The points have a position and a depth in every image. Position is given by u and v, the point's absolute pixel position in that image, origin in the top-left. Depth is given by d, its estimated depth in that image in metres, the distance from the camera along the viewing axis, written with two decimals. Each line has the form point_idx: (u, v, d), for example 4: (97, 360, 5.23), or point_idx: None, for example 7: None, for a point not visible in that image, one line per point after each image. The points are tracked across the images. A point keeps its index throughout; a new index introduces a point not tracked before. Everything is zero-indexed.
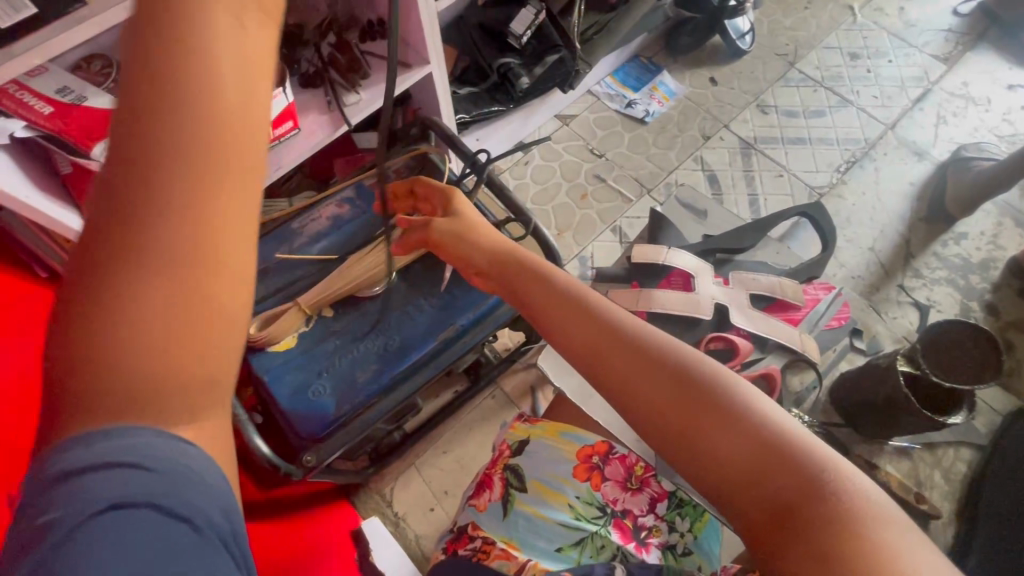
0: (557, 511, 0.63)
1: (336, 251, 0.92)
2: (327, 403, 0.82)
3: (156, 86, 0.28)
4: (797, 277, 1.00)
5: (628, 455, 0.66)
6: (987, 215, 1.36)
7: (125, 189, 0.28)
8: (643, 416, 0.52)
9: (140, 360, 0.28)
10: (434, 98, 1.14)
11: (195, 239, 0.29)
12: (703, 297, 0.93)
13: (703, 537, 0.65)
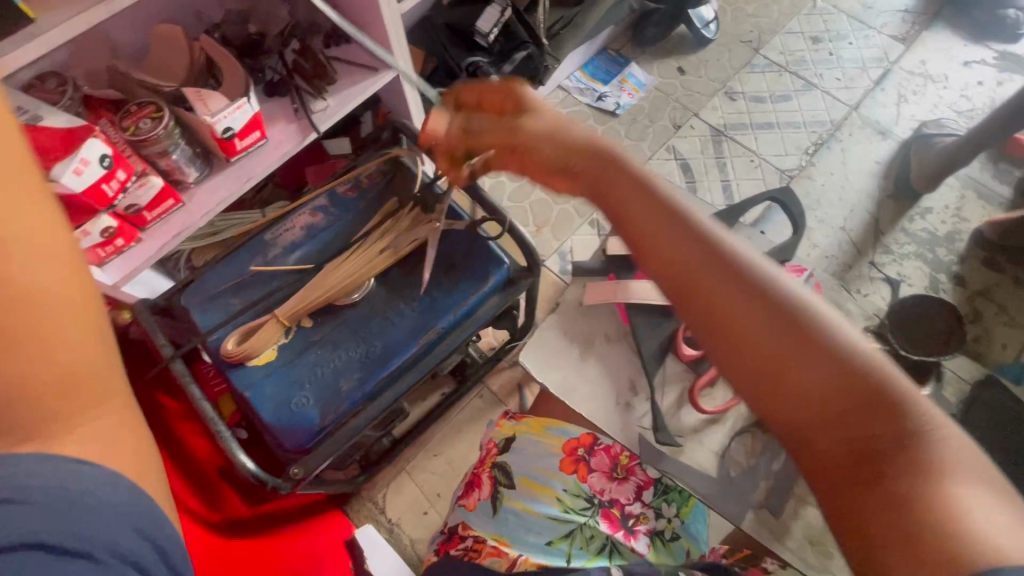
0: (546, 505, 0.63)
1: (312, 261, 0.92)
2: (311, 415, 0.81)
3: None
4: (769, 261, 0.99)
5: (612, 445, 0.68)
6: (952, 189, 1.40)
7: None
8: (730, 337, 0.46)
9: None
10: (403, 100, 1.13)
11: (27, 267, 0.33)
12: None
13: (690, 520, 0.66)
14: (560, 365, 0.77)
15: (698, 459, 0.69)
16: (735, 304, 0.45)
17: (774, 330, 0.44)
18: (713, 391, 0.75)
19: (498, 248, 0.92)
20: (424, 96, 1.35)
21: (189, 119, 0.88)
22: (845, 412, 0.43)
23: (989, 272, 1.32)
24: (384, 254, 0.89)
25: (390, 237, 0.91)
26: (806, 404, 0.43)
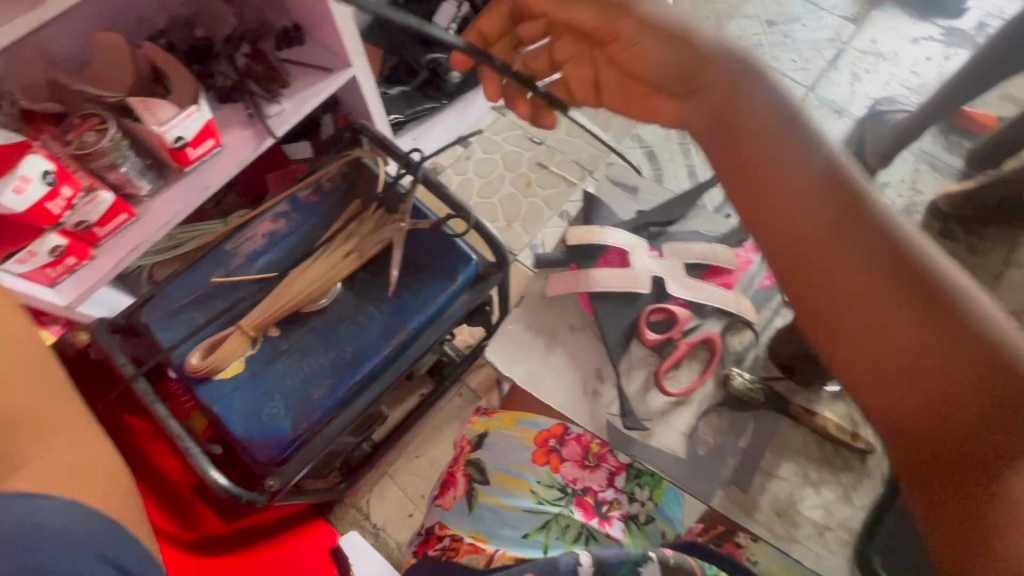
0: (521, 499, 0.64)
1: (276, 268, 0.90)
2: (283, 425, 0.80)
3: None
4: (728, 243, 0.88)
5: (582, 435, 0.70)
6: (907, 162, 1.45)
7: None
8: (805, 254, 0.46)
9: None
10: (362, 101, 1.11)
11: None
12: (641, 272, 0.84)
13: (663, 503, 0.68)
14: (522, 360, 0.80)
15: (667, 441, 0.75)
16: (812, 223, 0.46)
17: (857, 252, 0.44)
18: (678, 373, 0.80)
19: (465, 245, 0.91)
20: (385, 95, 1.35)
21: (138, 129, 0.85)
22: (919, 351, 0.41)
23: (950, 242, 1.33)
24: (350, 256, 0.89)
25: (355, 240, 0.90)
26: (875, 332, 0.42)
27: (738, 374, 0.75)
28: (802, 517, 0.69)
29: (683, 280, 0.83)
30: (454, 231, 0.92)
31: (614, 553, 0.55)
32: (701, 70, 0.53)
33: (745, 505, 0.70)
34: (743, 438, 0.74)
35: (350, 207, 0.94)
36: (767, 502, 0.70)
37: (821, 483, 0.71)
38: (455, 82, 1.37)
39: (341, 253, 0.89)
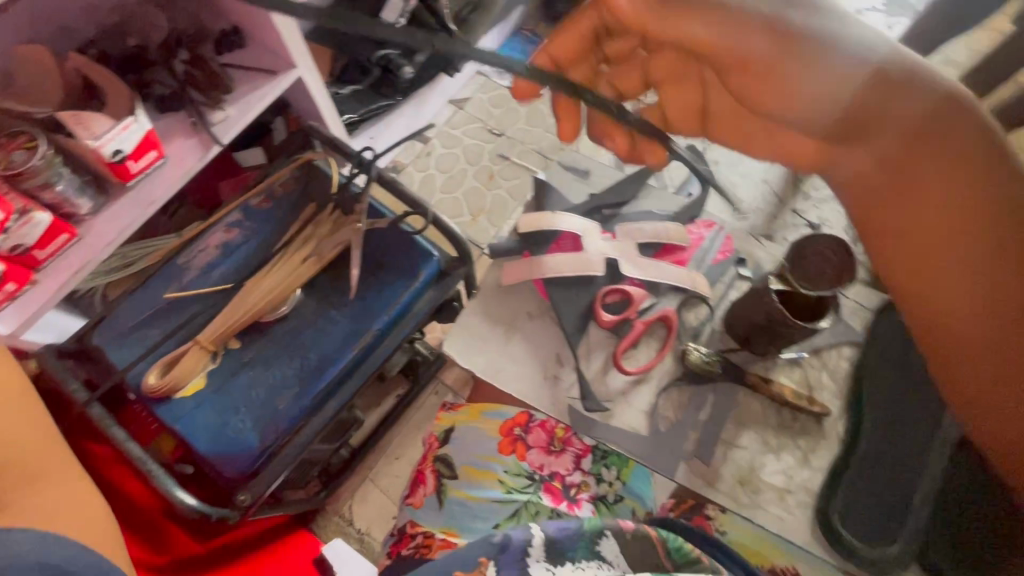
0: (489, 489, 0.66)
1: (231, 279, 0.88)
2: (250, 438, 0.78)
3: None
4: (679, 221, 0.79)
5: (546, 420, 0.71)
6: None
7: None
8: (918, 246, 0.48)
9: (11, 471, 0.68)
10: (311, 101, 1.08)
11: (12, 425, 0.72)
12: (593, 255, 0.73)
13: (631, 481, 0.70)
14: (483, 348, 0.71)
15: (629, 421, 0.67)
16: (922, 180, 0.48)
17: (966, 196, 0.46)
18: (635, 352, 0.71)
19: (426, 241, 0.91)
20: (336, 95, 1.32)
21: (72, 145, 0.82)
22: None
23: None
24: (309, 260, 0.87)
25: (312, 244, 0.89)
26: (993, 271, 0.44)
27: (695, 349, 0.68)
28: (764, 483, 0.63)
29: (636, 258, 0.74)
30: (412, 228, 0.91)
31: (572, 524, 0.59)
32: (795, 58, 0.50)
33: (708, 479, 0.64)
34: (704, 411, 0.67)
35: (305, 211, 0.92)
36: (728, 472, 0.64)
37: (782, 448, 0.65)
38: (408, 77, 1.33)
39: (300, 258, 0.87)
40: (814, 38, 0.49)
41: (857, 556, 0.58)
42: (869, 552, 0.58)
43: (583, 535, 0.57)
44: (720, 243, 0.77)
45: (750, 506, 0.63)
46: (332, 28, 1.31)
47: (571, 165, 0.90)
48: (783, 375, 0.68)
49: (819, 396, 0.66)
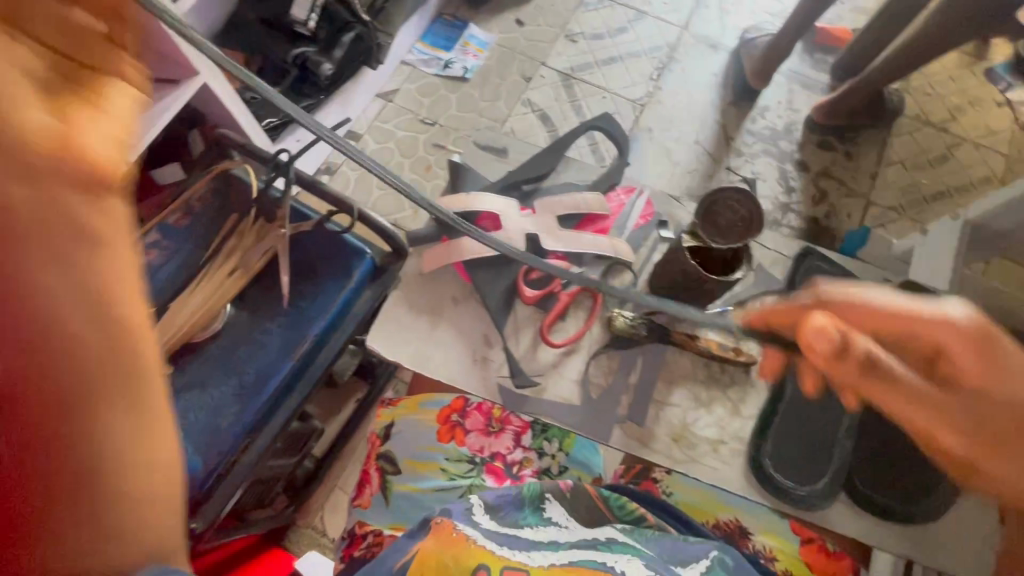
0: (432, 479, 0.69)
1: (155, 302, 0.83)
2: (194, 464, 0.75)
3: (93, 298, 0.35)
4: (599, 190, 0.85)
5: (482, 403, 0.75)
6: (781, 85, 1.50)
7: (86, 386, 0.35)
8: None
9: (105, 502, 0.34)
10: (222, 108, 1.03)
11: (114, 394, 0.36)
12: (514, 233, 0.77)
13: (573, 451, 0.75)
14: (407, 338, 0.77)
15: (563, 392, 0.76)
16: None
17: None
18: (564, 324, 0.79)
19: (356, 239, 0.88)
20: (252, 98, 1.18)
21: None
22: None
23: (826, 152, 1.44)
24: (236, 274, 0.84)
25: (237, 257, 0.85)
26: None
27: (619, 315, 0.76)
28: (697, 437, 0.75)
29: (557, 232, 0.78)
30: (340, 227, 0.88)
31: (511, 491, 0.66)
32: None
33: (644, 439, 0.75)
34: (633, 373, 0.77)
35: (227, 223, 0.88)
36: (662, 430, 0.75)
37: (711, 402, 0.77)
38: (329, 74, 1.27)
39: (224, 273, 0.84)
40: None
41: (786, 494, 0.72)
42: (798, 492, 0.72)
43: (526, 498, 0.65)
44: (639, 209, 0.84)
45: (686, 460, 0.74)
46: (239, 28, 1.23)
47: (488, 142, 0.91)
48: (707, 329, 0.78)
49: (744, 346, 0.79)
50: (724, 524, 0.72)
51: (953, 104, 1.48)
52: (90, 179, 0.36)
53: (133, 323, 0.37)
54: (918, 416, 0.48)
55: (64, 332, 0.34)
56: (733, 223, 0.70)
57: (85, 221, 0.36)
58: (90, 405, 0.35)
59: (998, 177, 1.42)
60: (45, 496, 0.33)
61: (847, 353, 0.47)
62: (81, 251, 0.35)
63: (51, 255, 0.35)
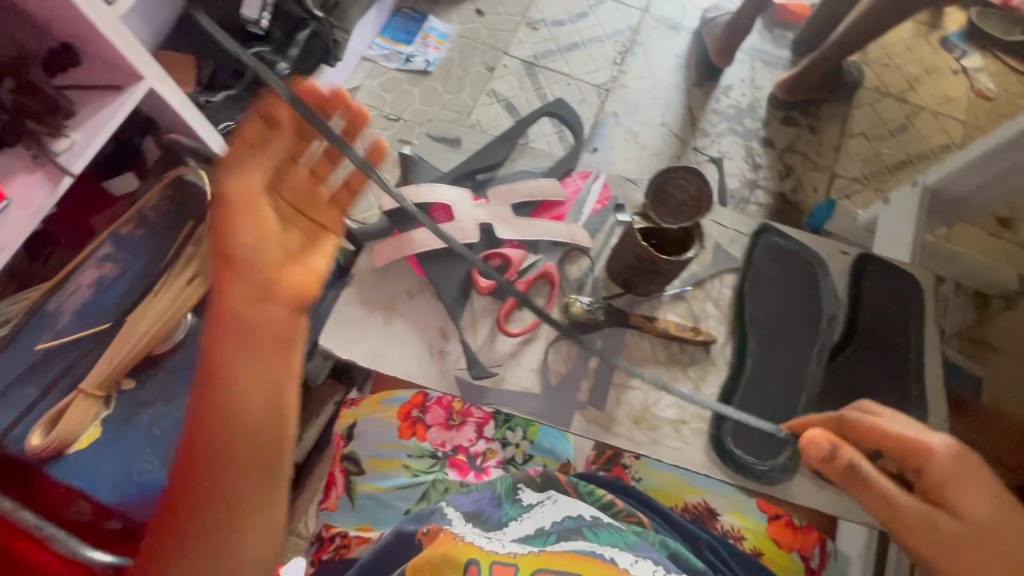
0: (394, 477, 0.76)
1: (111, 316, 0.81)
2: (159, 476, 0.76)
3: (258, 389, 0.51)
4: (554, 176, 0.86)
5: (441, 399, 0.81)
6: (743, 63, 1.51)
7: (247, 444, 0.49)
8: None
9: (223, 527, 0.48)
10: (173, 115, 0.99)
11: (259, 454, 0.50)
12: (466, 223, 0.76)
13: (536, 440, 0.82)
14: (360, 336, 0.73)
15: (522, 381, 0.73)
16: None
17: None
18: (521, 313, 0.76)
19: None
20: (207, 102, 1.16)
21: None
22: None
23: (789, 128, 1.45)
24: (196, 282, 0.81)
25: (198, 263, 0.82)
26: None
27: (573, 300, 0.75)
28: (660, 419, 0.73)
29: (510, 219, 0.78)
30: None
31: (486, 490, 0.67)
32: (977, 532, 0.54)
33: (605, 424, 0.73)
34: (591, 358, 0.75)
35: (183, 232, 0.87)
36: (623, 414, 0.73)
37: (672, 382, 0.75)
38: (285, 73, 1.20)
39: (183, 281, 0.81)
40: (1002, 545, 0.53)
41: (749, 470, 0.70)
42: (759, 467, 0.71)
43: (502, 492, 0.67)
44: (596, 193, 0.84)
45: (649, 442, 0.72)
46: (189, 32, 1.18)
47: (441, 134, 0.91)
48: (666, 312, 0.79)
49: (704, 325, 0.79)
50: (692, 507, 0.78)
51: (911, 74, 1.50)
52: (294, 304, 0.55)
53: (283, 416, 0.51)
54: (885, 499, 0.58)
55: (240, 402, 0.50)
56: (683, 202, 0.68)
57: (270, 333, 0.52)
58: (243, 460, 0.49)
59: (956, 143, 1.44)
60: (201, 514, 0.48)
61: (839, 460, 0.59)
62: (262, 350, 0.52)
63: (254, 348, 0.51)
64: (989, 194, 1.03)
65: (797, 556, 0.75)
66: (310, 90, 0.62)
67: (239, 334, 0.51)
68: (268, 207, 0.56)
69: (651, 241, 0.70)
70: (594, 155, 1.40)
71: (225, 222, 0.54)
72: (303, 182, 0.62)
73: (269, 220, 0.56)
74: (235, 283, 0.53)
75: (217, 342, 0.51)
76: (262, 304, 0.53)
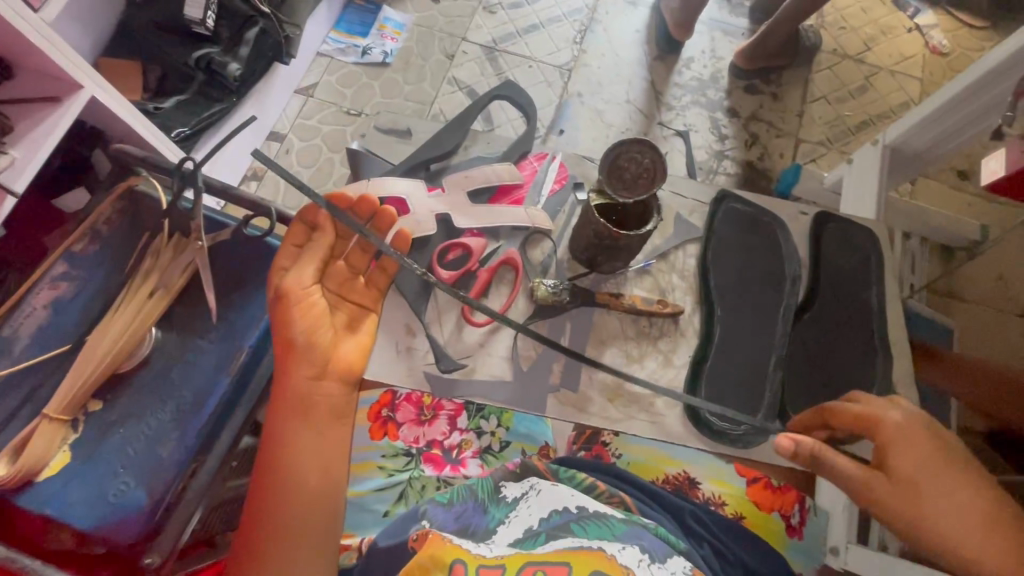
0: (371, 479, 0.79)
1: (71, 337, 0.79)
2: (138, 497, 0.72)
3: (317, 433, 0.64)
4: (510, 160, 0.85)
5: (411, 396, 0.84)
6: (703, 35, 1.50)
7: (307, 473, 0.62)
8: None
9: (286, 537, 0.59)
10: (121, 125, 0.95)
11: (317, 482, 0.62)
12: (422, 215, 0.76)
13: (510, 426, 0.84)
14: None
15: (493, 370, 0.73)
16: None
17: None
18: (487, 301, 0.76)
19: (278, 240, 0.86)
20: (157, 110, 1.10)
21: None
22: None
23: (752, 96, 1.46)
24: (156, 295, 0.79)
25: (156, 276, 0.80)
26: None
27: (539, 283, 0.75)
28: (636, 396, 0.73)
29: (467, 207, 0.78)
30: (260, 231, 0.86)
31: (468, 501, 0.67)
32: (934, 482, 0.55)
33: (581, 405, 0.72)
34: (563, 337, 0.76)
35: (140, 244, 0.84)
36: (597, 393, 0.73)
37: (646, 357, 0.76)
38: (238, 75, 1.16)
39: (143, 295, 0.79)
40: (958, 492, 0.55)
41: (724, 436, 0.71)
42: (732, 432, 0.71)
43: (484, 499, 0.67)
44: (553, 173, 0.84)
45: (626, 418, 0.72)
46: (131, 38, 1.13)
47: (390, 126, 0.89)
48: (633, 288, 0.79)
49: (671, 297, 0.79)
50: (673, 478, 0.79)
51: (867, 35, 1.51)
52: (346, 376, 0.67)
53: (332, 455, 0.64)
54: (851, 473, 0.58)
55: (305, 440, 0.64)
56: (638, 175, 0.68)
57: (324, 395, 0.66)
58: (307, 485, 0.62)
59: (914, 101, 1.46)
60: (269, 525, 0.60)
61: (804, 448, 0.59)
62: (314, 420, 0.65)
63: (307, 419, 0.65)
64: (946, 147, 1.05)
65: (777, 516, 0.77)
66: (342, 196, 0.69)
67: (296, 407, 0.65)
68: (319, 298, 0.69)
69: (612, 218, 0.70)
70: (561, 137, 1.39)
71: (284, 314, 0.67)
72: (343, 272, 0.71)
73: (321, 310, 0.68)
74: (298, 363, 0.66)
75: (279, 416, 0.64)
76: (317, 379, 0.66)
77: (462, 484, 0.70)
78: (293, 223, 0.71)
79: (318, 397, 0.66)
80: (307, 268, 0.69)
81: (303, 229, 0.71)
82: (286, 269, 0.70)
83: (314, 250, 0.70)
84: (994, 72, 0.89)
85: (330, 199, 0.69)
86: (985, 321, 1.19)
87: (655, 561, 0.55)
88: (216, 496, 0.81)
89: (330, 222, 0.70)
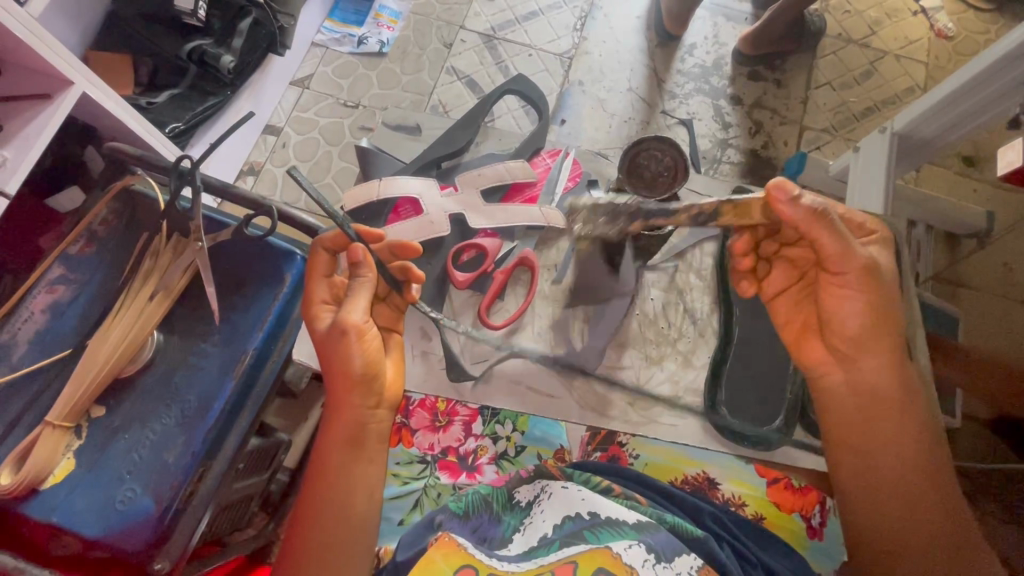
0: (387, 487, 0.79)
1: (73, 341, 0.78)
2: (146, 503, 0.71)
3: (352, 451, 0.61)
4: (522, 157, 0.84)
5: (425, 403, 0.84)
6: (705, 20, 1.47)
7: (344, 489, 0.60)
8: (855, 415, 0.64)
9: (329, 546, 0.58)
10: (112, 120, 0.92)
11: (358, 497, 0.60)
12: (436, 214, 0.76)
13: (528, 429, 0.84)
14: None
15: (511, 372, 0.73)
16: (880, 434, 0.63)
17: (900, 488, 0.61)
18: (503, 303, 0.77)
19: (283, 240, 0.84)
20: (149, 105, 1.06)
21: None
22: (882, 434, 0.63)
23: (757, 83, 1.43)
24: (156, 298, 0.77)
25: (156, 279, 0.78)
26: (890, 404, 0.63)
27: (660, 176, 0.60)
28: (654, 397, 0.74)
29: (481, 207, 0.78)
30: (263, 232, 0.84)
31: (484, 513, 0.67)
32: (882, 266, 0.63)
33: (599, 408, 0.73)
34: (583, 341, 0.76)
35: (138, 245, 0.81)
36: (618, 397, 0.74)
37: (663, 359, 0.77)
38: (232, 67, 1.12)
39: (144, 298, 0.76)
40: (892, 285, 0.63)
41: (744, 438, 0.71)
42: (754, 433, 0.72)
43: (500, 508, 0.67)
44: (567, 171, 0.82)
45: (646, 421, 0.73)
46: (121, 33, 1.10)
47: (398, 122, 0.89)
48: (653, 292, 0.80)
49: (689, 297, 0.81)
50: (692, 479, 0.79)
51: (872, 19, 1.49)
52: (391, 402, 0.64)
53: (366, 471, 0.61)
54: (826, 248, 0.59)
55: (343, 453, 0.61)
56: (659, 173, 0.67)
57: (353, 416, 0.61)
58: (345, 499, 0.60)
59: (920, 86, 1.44)
60: (316, 533, 0.59)
61: (805, 206, 0.57)
62: (355, 452, 0.61)
63: (335, 448, 0.61)
64: (957, 133, 1.02)
65: (797, 517, 0.76)
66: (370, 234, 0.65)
67: (344, 438, 0.61)
68: (375, 333, 0.62)
69: None
70: (562, 127, 1.37)
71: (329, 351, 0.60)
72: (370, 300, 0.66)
73: (378, 344, 0.62)
74: (342, 398, 0.61)
75: (326, 442, 0.61)
76: (372, 408, 0.61)
77: (477, 492, 0.69)
78: (315, 251, 0.65)
79: (346, 418, 0.61)
80: (358, 303, 0.61)
81: (327, 258, 0.65)
82: (328, 305, 0.64)
83: (358, 289, 0.62)
84: (1008, 58, 0.87)
85: (363, 235, 0.64)
86: (985, 310, 1.19)
87: (661, 560, 0.54)
88: (224, 499, 0.80)
89: (372, 263, 0.62)
